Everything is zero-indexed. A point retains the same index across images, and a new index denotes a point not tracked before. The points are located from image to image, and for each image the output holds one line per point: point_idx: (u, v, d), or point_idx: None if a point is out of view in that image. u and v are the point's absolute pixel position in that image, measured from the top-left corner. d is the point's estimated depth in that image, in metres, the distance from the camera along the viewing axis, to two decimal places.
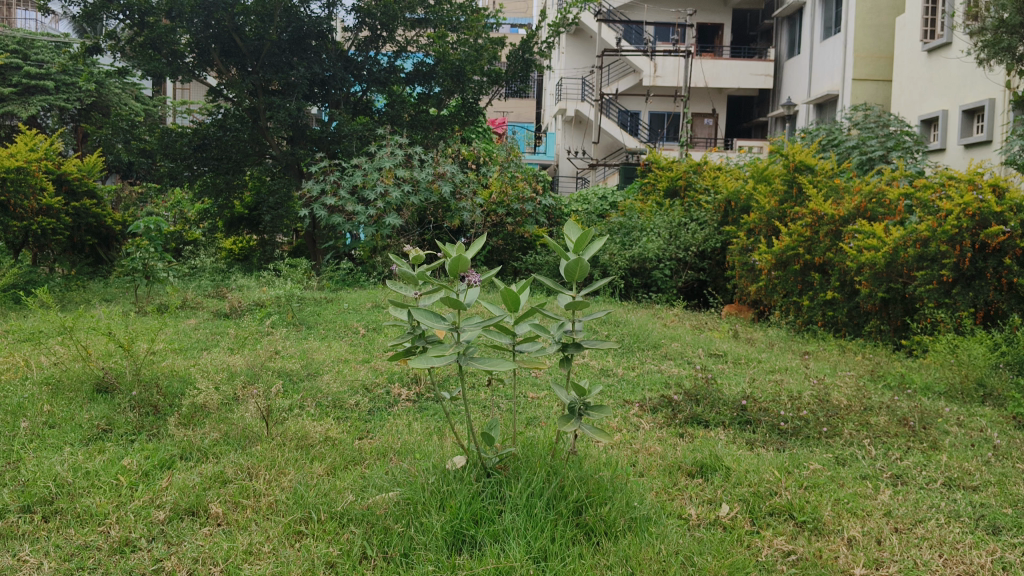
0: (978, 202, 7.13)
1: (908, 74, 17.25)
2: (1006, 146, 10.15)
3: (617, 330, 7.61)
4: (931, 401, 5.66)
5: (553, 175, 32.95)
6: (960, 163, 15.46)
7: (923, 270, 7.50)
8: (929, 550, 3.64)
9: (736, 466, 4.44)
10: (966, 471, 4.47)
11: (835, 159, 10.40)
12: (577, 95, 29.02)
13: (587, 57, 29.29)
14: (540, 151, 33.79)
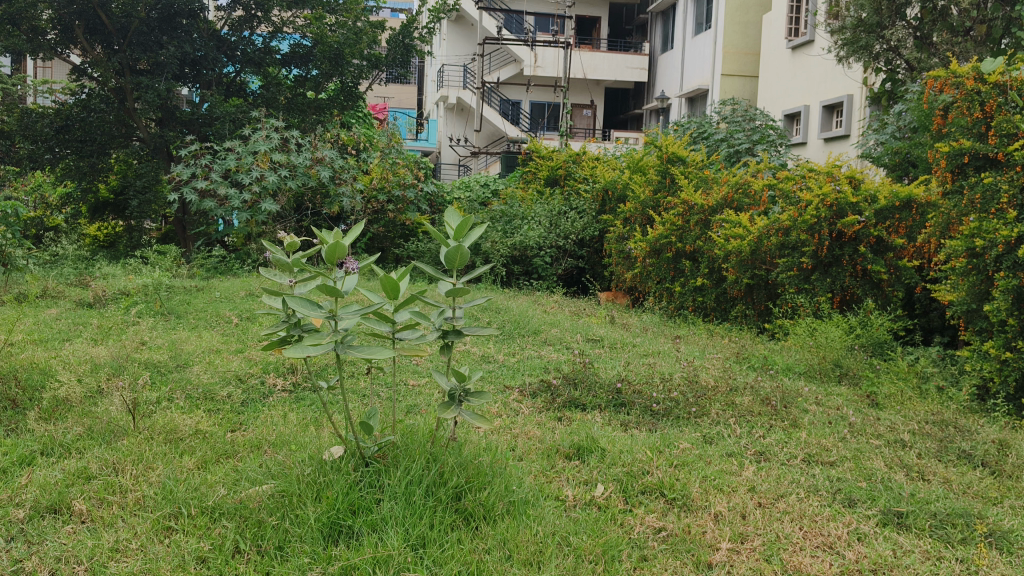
0: (836, 194, 7.51)
1: (774, 70, 18.09)
2: (862, 141, 10.81)
3: (497, 317, 7.66)
4: (792, 381, 5.96)
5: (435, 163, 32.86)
6: (820, 156, 16.30)
7: (785, 258, 7.89)
8: (790, 523, 3.85)
9: (611, 448, 4.57)
10: (823, 447, 4.75)
11: (704, 150, 10.71)
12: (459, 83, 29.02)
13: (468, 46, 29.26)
14: (423, 138, 33.63)
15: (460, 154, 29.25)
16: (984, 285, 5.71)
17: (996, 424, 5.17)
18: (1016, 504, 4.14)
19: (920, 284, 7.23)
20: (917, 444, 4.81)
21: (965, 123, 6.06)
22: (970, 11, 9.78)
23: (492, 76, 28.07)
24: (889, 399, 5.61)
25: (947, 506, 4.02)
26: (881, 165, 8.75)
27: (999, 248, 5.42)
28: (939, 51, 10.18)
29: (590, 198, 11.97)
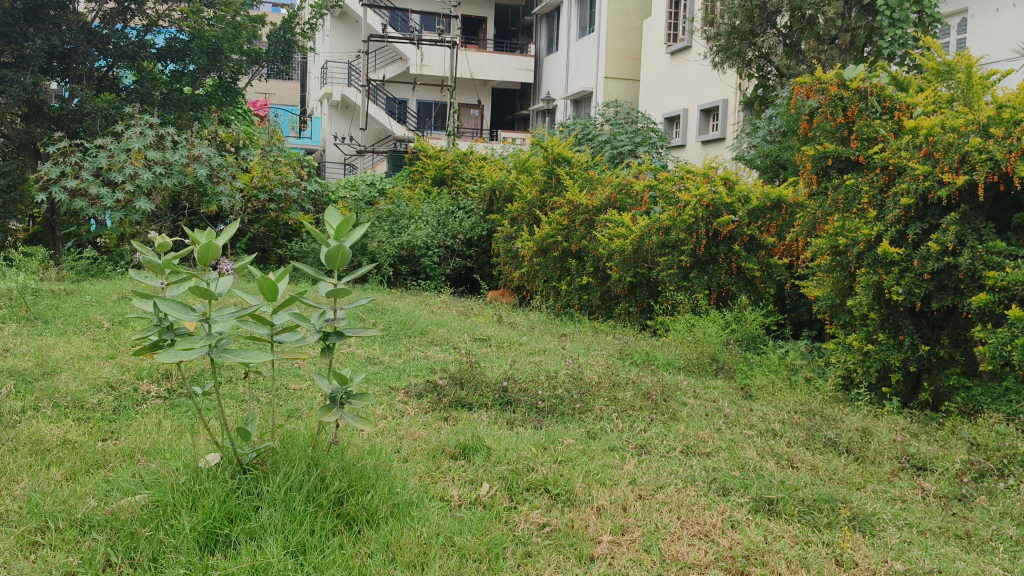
0: (712, 194, 7.77)
1: (655, 74, 18.62)
2: (737, 143, 11.26)
3: (383, 317, 7.59)
4: (672, 375, 6.15)
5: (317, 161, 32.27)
6: (698, 157, 16.88)
7: (666, 256, 8.12)
8: (668, 514, 3.97)
9: (496, 446, 4.60)
10: (700, 439, 4.92)
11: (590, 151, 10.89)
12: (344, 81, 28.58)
13: (354, 43, 28.84)
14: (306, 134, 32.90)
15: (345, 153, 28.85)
16: (847, 281, 6.03)
17: (859, 412, 5.47)
18: (877, 487, 4.40)
19: (790, 280, 7.59)
20: (787, 433, 5.05)
21: (829, 127, 6.40)
22: (835, 21, 10.46)
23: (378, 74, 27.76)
24: (762, 391, 5.85)
25: (814, 492, 4.23)
26: (754, 167, 9.14)
27: (861, 246, 5.73)
28: (806, 58, 10.72)
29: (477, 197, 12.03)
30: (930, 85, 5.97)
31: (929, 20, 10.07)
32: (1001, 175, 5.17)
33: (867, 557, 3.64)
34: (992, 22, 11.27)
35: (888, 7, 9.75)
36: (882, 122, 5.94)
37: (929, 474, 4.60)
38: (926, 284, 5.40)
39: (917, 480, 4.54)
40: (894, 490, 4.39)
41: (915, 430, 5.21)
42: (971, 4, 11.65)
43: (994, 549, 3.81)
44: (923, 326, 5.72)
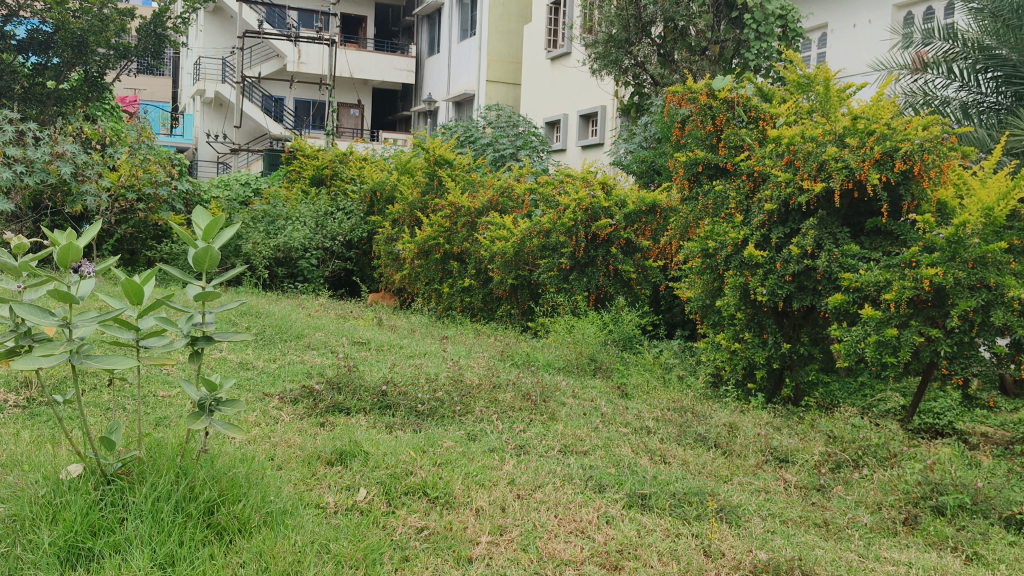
0: (591, 198, 7.95)
1: (535, 78, 18.89)
2: (614, 148, 11.54)
3: (257, 321, 7.36)
4: (552, 375, 6.25)
5: (190, 159, 31.01)
6: (577, 162, 17.22)
7: (547, 258, 8.28)
8: (545, 512, 4.03)
9: (374, 451, 4.53)
10: (578, 438, 5.02)
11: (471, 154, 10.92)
12: (217, 77, 27.55)
13: (228, 39, 28.05)
14: (177, 131, 31.58)
15: (218, 151, 27.87)
16: (716, 282, 6.28)
17: (727, 408, 5.71)
18: (743, 480, 4.60)
19: (664, 282, 7.84)
20: (660, 430, 5.21)
21: (700, 135, 6.64)
22: (705, 33, 10.91)
23: (254, 71, 27.02)
24: (637, 389, 6.03)
25: (684, 486, 4.39)
26: (630, 171, 9.34)
27: (728, 249, 5.96)
28: (679, 68, 11.17)
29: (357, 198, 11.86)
30: (793, 96, 6.17)
31: (792, 34, 10.66)
32: (855, 183, 5.50)
33: (733, 547, 3.80)
34: (848, 37, 11.99)
35: (755, 21, 10.35)
36: (748, 132, 6.26)
37: (790, 466, 4.86)
38: (788, 285, 5.69)
39: (779, 471, 4.77)
40: (759, 482, 4.60)
41: (778, 424, 5.48)
42: (830, 20, 12.35)
43: (850, 536, 4.06)
44: (785, 326, 6.02)
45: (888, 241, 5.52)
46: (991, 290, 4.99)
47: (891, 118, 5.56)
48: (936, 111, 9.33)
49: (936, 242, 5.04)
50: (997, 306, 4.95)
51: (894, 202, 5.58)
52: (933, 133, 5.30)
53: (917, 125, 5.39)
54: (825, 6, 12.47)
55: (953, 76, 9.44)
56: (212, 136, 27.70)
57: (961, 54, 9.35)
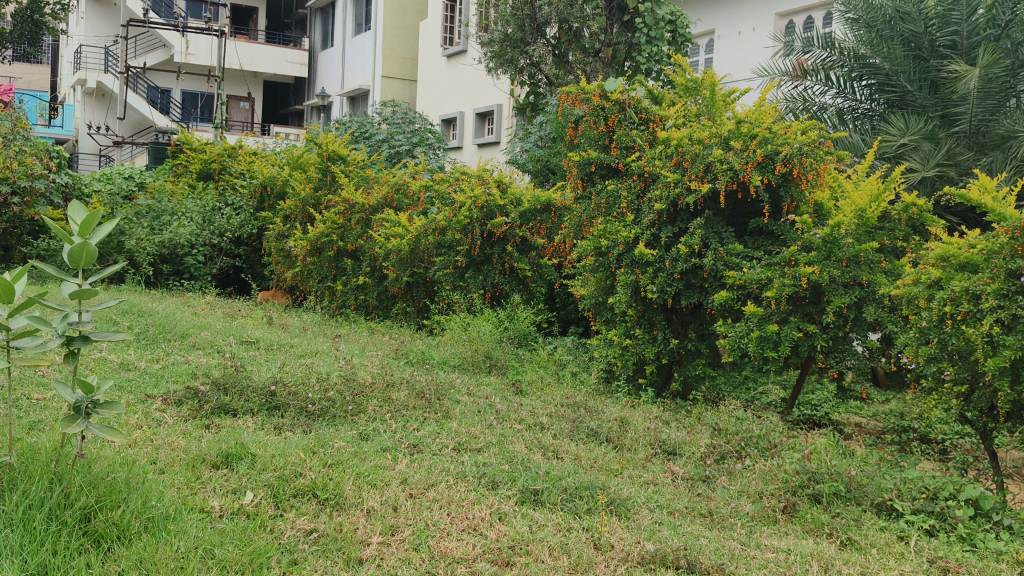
0: (486, 196, 7.96)
1: (430, 75, 18.85)
2: (509, 147, 11.60)
3: (139, 321, 7.05)
4: (446, 373, 6.23)
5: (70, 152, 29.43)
6: (473, 159, 17.26)
7: (442, 256, 8.22)
8: (438, 511, 4.02)
9: (261, 453, 4.40)
10: (472, 435, 5.01)
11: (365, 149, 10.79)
12: (99, 66, 26.25)
13: (111, 28, 26.90)
14: (55, 122, 29.94)
15: (100, 143, 26.54)
16: (608, 280, 6.40)
17: (618, 403, 5.83)
18: (633, 473, 4.70)
19: (559, 280, 8.01)
20: (553, 425, 5.28)
21: (592, 135, 6.70)
22: (599, 34, 11.09)
23: (139, 60, 25.96)
24: (531, 386, 6.09)
25: (576, 480, 4.45)
26: (526, 170, 9.40)
27: (620, 248, 6.07)
28: (573, 69, 11.37)
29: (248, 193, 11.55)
30: (680, 99, 6.53)
31: (681, 40, 10.90)
32: (739, 184, 5.70)
33: (622, 540, 3.88)
34: (734, 44, 12.42)
35: (646, 26, 10.57)
36: (639, 133, 6.41)
37: (678, 458, 4.99)
38: (676, 283, 5.86)
39: (667, 464, 4.90)
40: (647, 474, 4.71)
41: (666, 417, 5.63)
42: (717, 27, 12.76)
43: (733, 525, 4.20)
44: (673, 322, 6.20)
45: (770, 240, 5.78)
46: (863, 287, 5.27)
47: (773, 122, 5.74)
48: (816, 116, 9.80)
49: (812, 241, 5.28)
50: (869, 302, 5.23)
51: (776, 203, 5.81)
52: (811, 137, 5.54)
53: (796, 129, 5.61)
54: (712, 13, 12.88)
55: (830, 83, 9.92)
56: (93, 127, 26.35)
57: (838, 62, 9.81)
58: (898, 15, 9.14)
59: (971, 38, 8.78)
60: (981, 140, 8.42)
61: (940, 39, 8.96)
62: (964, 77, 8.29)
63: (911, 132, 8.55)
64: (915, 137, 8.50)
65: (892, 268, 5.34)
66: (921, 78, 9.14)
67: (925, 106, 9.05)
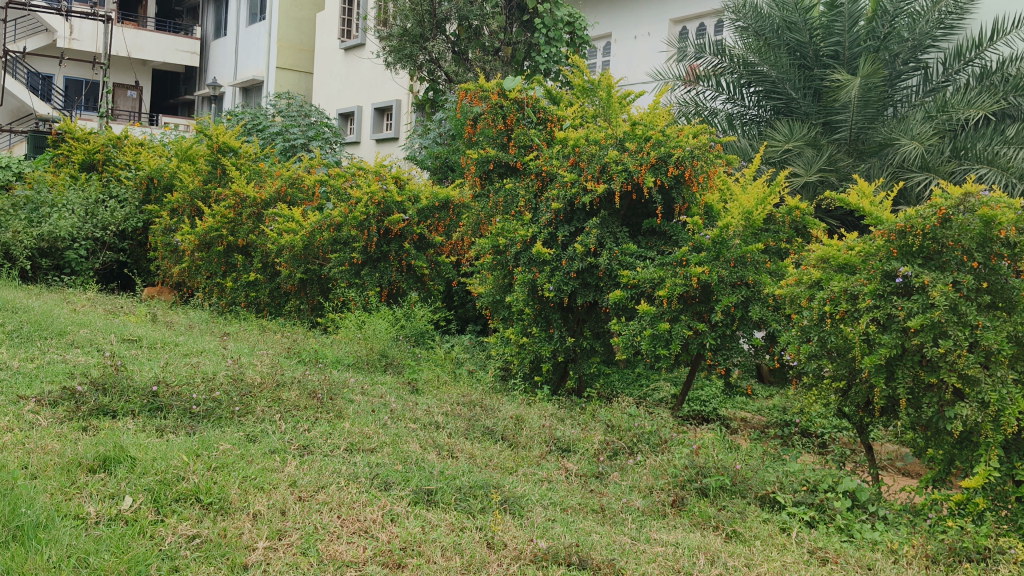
0: (383, 192, 7.87)
1: (327, 68, 18.49)
2: (408, 144, 11.51)
3: (13, 318, 6.66)
4: (340, 372, 6.10)
5: None
6: (371, 155, 17.06)
7: (337, 253, 8.07)
8: (328, 514, 3.93)
9: (141, 456, 4.19)
10: (365, 435, 4.92)
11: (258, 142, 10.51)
12: None
13: None
14: None
15: None
16: (506, 278, 6.41)
17: (514, 401, 5.84)
18: (527, 470, 4.72)
19: (456, 278, 7.97)
20: (449, 424, 5.24)
21: (490, 134, 6.70)
22: (498, 34, 11.12)
23: (18, 44, 24.56)
24: (427, 384, 6.05)
25: (470, 479, 4.42)
26: (425, 167, 9.33)
27: (517, 246, 6.09)
28: (472, 66, 11.34)
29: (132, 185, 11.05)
30: (578, 99, 6.56)
31: (579, 41, 11.26)
32: (633, 185, 5.79)
33: (515, 538, 3.89)
34: (631, 48, 12.69)
35: (546, 26, 10.69)
36: (537, 132, 6.44)
37: (572, 455, 5.04)
38: (573, 281, 5.90)
39: (561, 461, 4.94)
40: (541, 472, 4.73)
41: (561, 415, 5.68)
42: (614, 29, 12.99)
43: (623, 520, 4.26)
44: (569, 320, 6.24)
45: (662, 240, 5.91)
46: (750, 287, 5.43)
47: (665, 125, 5.91)
48: (706, 120, 10.14)
49: (703, 242, 5.41)
50: (755, 301, 5.39)
51: (668, 204, 5.94)
52: (702, 141, 5.71)
53: (688, 133, 5.79)
54: (610, 16, 13.09)
55: (721, 89, 10.27)
56: None
57: (728, 69, 10.15)
58: (785, 25, 9.50)
59: (853, 49, 9.12)
60: (860, 147, 8.84)
61: (823, 49, 9.33)
62: (845, 86, 8.64)
63: (795, 139, 8.93)
64: (799, 143, 8.87)
65: (777, 268, 5.52)
66: (805, 86, 9.55)
67: (809, 113, 9.49)
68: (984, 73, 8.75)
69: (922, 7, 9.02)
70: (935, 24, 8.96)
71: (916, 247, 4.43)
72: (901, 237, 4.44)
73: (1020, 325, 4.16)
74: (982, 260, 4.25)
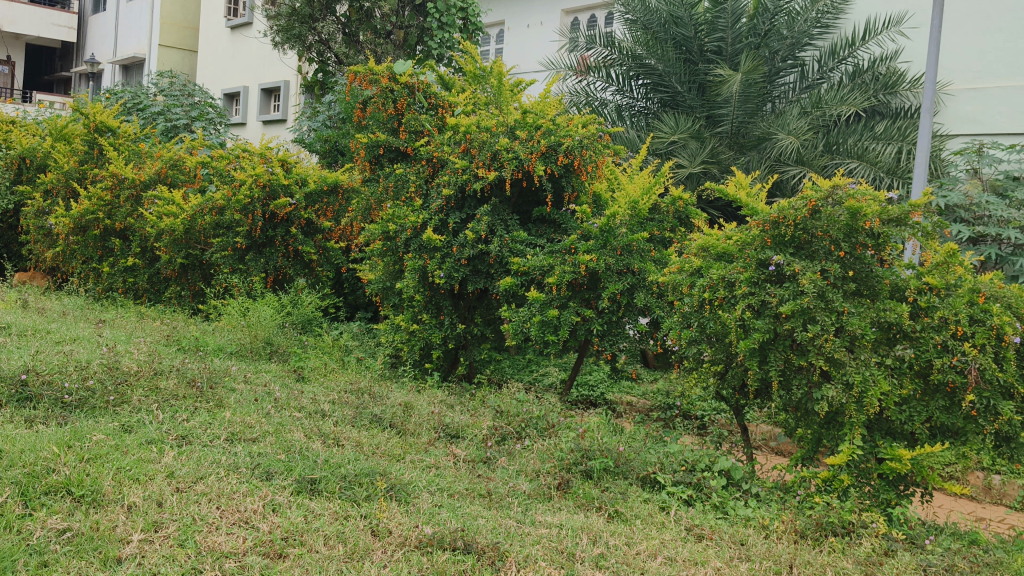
0: (268, 175, 7.67)
1: (212, 47, 17.90)
2: (296, 127, 11.28)
3: None
4: (222, 361, 5.94)
5: None
6: (257, 137, 16.70)
7: (220, 237, 7.86)
8: (207, 505, 3.82)
9: (8, 448, 3.98)
10: (247, 425, 4.81)
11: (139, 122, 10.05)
12: None
13: None
14: None
15: None
16: (396, 265, 6.39)
17: (403, 388, 5.83)
18: (415, 457, 4.70)
19: (345, 264, 7.88)
20: (335, 412, 5.17)
21: (380, 118, 6.61)
22: (390, 17, 11.00)
23: None
24: (314, 372, 5.98)
25: (356, 467, 4.37)
26: (314, 150, 9.14)
27: (408, 232, 6.04)
28: (363, 50, 11.17)
29: (1, 165, 10.41)
30: (469, 86, 6.70)
31: (472, 28, 11.28)
32: (523, 173, 5.84)
33: (400, 525, 3.87)
34: (523, 37, 12.77)
35: (437, 10, 10.63)
36: (429, 118, 6.43)
37: (460, 441, 5.06)
38: (463, 268, 5.92)
39: (449, 447, 4.95)
40: (429, 458, 4.73)
41: (451, 401, 5.70)
42: (506, 18, 13.03)
43: (509, 504, 4.31)
44: (460, 307, 6.28)
45: (552, 229, 6.00)
46: (635, 274, 5.56)
47: (555, 115, 5.97)
48: (596, 111, 10.30)
49: (591, 230, 5.51)
50: (640, 289, 5.53)
51: (557, 193, 6.02)
52: (590, 131, 5.81)
53: (577, 123, 5.87)
54: (502, 4, 13.10)
55: (610, 81, 10.38)
56: None
57: (617, 60, 10.28)
58: (671, 19, 9.73)
59: (735, 45, 9.52)
60: (740, 140, 9.26)
61: (708, 44, 9.64)
62: (728, 81, 8.94)
63: (680, 131, 9.15)
64: (684, 135, 9.10)
65: (661, 257, 5.68)
66: (690, 81, 9.89)
67: (693, 107, 9.78)
68: (857, 72, 9.22)
69: (801, 7, 9.44)
70: (812, 23, 9.39)
71: (788, 237, 4.62)
72: (775, 227, 4.61)
73: (883, 311, 4.38)
74: (848, 250, 4.46)
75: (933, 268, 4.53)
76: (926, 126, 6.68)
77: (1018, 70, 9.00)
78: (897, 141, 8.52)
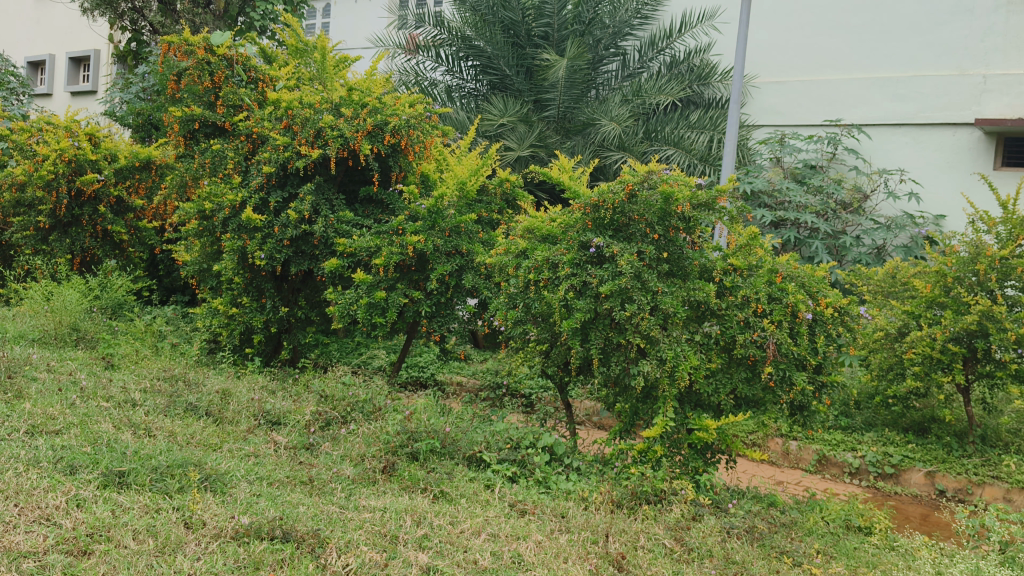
0: (74, 149, 7.18)
1: (11, 10, 16.54)
2: (109, 97, 10.59)
3: None
4: (22, 348, 5.54)
5: None
6: (62, 108, 15.61)
7: (20, 216, 7.33)
8: (4, 503, 3.57)
9: None
10: (48, 416, 4.51)
11: None
12: None
13: None
14: None
15: None
16: (213, 246, 6.20)
17: (221, 374, 5.67)
18: (233, 446, 4.57)
19: (160, 245, 7.68)
20: (147, 401, 4.94)
21: (195, 91, 6.33)
22: None
23: None
24: (124, 360, 5.70)
25: (168, 458, 4.18)
26: (125, 124, 8.65)
27: (226, 211, 5.80)
28: (181, 19, 10.59)
29: None
30: (292, 60, 6.55)
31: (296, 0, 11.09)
32: (349, 152, 5.74)
33: (216, 516, 3.73)
34: (350, 11, 12.55)
35: None
36: (248, 92, 6.26)
37: (281, 428, 4.96)
38: (285, 249, 5.80)
39: (270, 434, 4.85)
40: (248, 447, 4.61)
41: (273, 387, 5.58)
42: None
43: (332, 489, 4.26)
44: (283, 290, 6.17)
45: (379, 209, 6.02)
46: (463, 256, 5.59)
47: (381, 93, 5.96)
48: (425, 91, 10.28)
49: (419, 211, 5.52)
50: (468, 270, 5.57)
51: (385, 172, 5.98)
52: (417, 110, 5.82)
53: (403, 102, 5.88)
54: None
55: (440, 61, 10.41)
56: None
57: (447, 41, 10.29)
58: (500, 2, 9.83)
59: (561, 31, 9.72)
60: (566, 125, 9.52)
61: (534, 29, 9.83)
62: (554, 66, 9.12)
63: (508, 114, 9.29)
64: (512, 118, 9.25)
65: (489, 238, 5.75)
66: (518, 64, 10.05)
67: (521, 90, 10.00)
68: (673, 62, 9.74)
69: None
70: (633, 13, 9.78)
71: (608, 220, 4.77)
72: (596, 211, 4.74)
73: (692, 290, 4.61)
74: (662, 232, 4.69)
75: (737, 250, 4.83)
76: (734, 117, 7.06)
77: (818, 65, 9.74)
78: (709, 130, 9.09)
